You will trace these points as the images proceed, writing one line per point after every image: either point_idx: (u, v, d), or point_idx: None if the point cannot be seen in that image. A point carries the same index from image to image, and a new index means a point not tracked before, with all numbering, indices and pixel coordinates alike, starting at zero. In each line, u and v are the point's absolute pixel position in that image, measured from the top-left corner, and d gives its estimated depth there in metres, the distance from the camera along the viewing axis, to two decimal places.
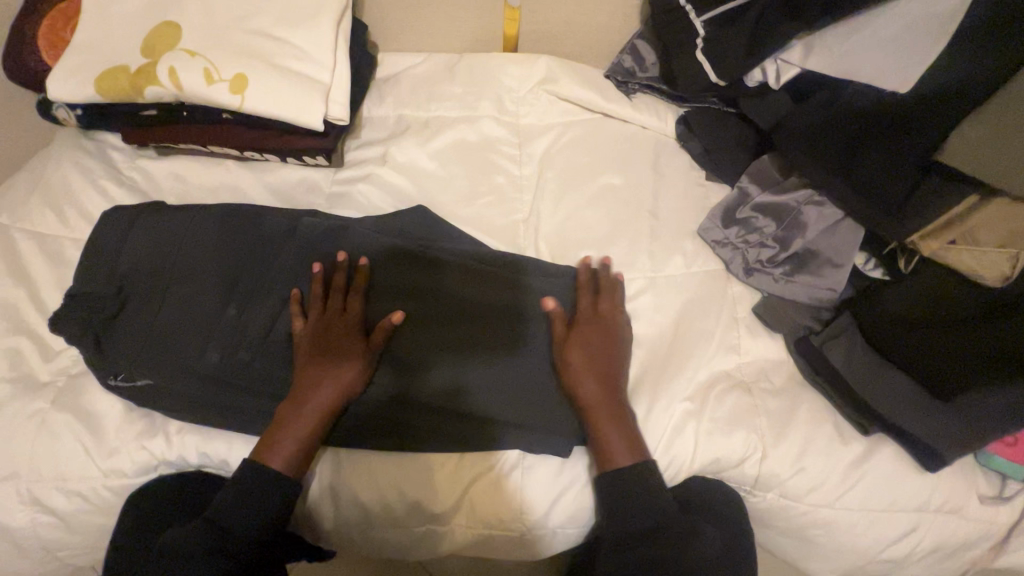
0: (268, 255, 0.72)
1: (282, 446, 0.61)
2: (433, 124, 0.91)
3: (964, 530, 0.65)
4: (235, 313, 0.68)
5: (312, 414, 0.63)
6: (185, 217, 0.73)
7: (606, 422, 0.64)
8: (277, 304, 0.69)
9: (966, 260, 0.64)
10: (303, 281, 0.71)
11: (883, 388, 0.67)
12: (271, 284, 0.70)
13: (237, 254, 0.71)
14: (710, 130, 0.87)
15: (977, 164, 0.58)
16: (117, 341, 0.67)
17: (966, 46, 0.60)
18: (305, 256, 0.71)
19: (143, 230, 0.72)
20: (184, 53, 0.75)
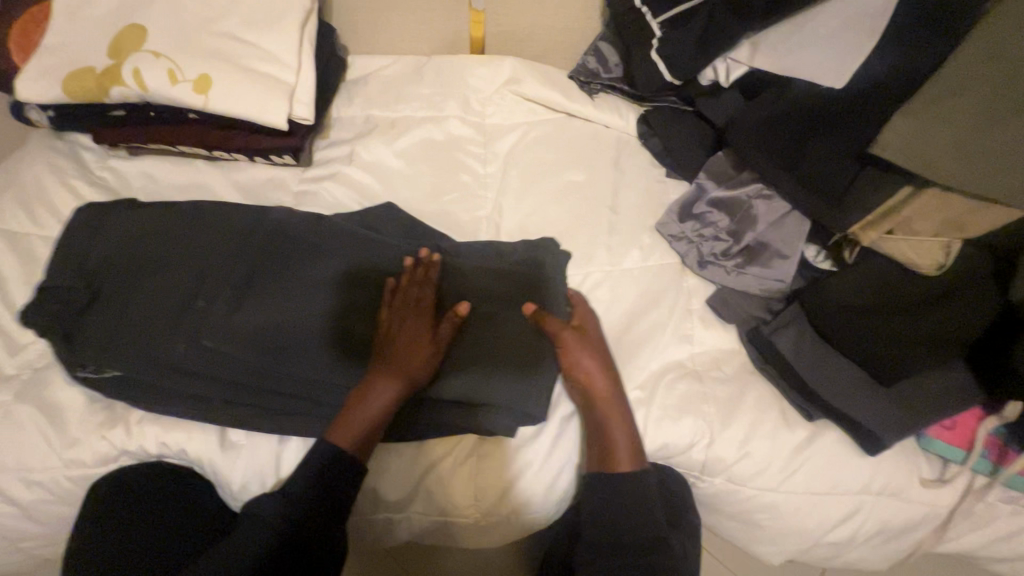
0: (242, 247, 0.71)
1: (344, 425, 0.61)
2: (400, 123, 0.93)
3: (904, 511, 0.67)
4: (207, 304, 0.67)
5: (377, 399, 0.62)
6: (161, 218, 0.74)
7: (617, 419, 0.65)
8: (281, 296, 0.68)
9: (904, 249, 0.66)
10: (349, 274, 0.70)
11: (828, 373, 0.68)
12: (279, 282, 0.69)
13: (210, 248, 0.71)
14: (669, 128, 0.89)
15: (908, 156, 0.60)
16: (82, 335, 0.67)
17: None
18: (348, 258, 0.71)
19: (115, 231, 0.73)
20: (149, 55, 0.77)
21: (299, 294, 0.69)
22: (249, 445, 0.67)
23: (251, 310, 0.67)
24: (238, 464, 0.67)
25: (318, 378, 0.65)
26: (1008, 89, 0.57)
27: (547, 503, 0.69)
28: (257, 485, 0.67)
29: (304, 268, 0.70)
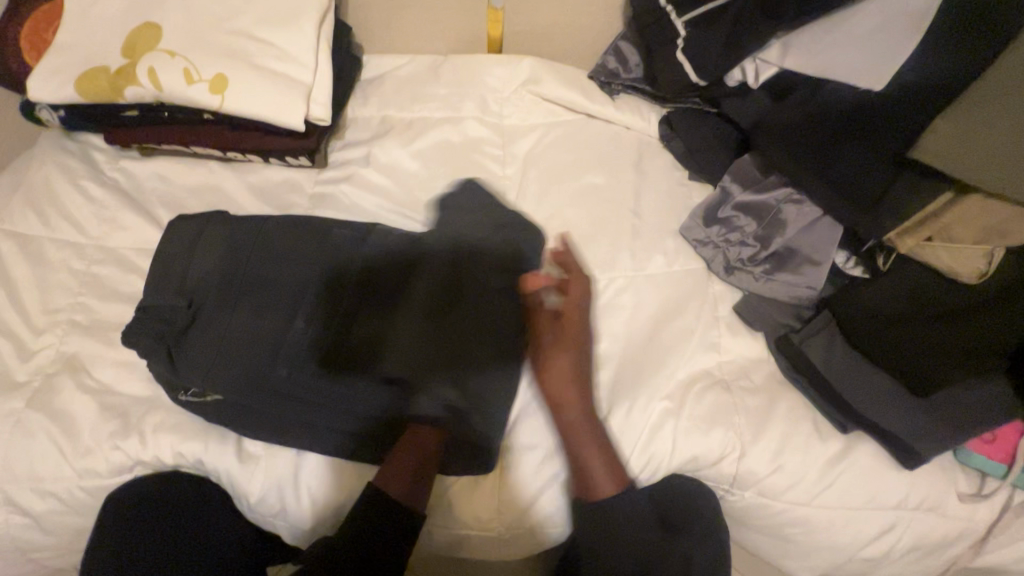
0: (320, 258, 0.70)
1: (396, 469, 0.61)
2: (417, 124, 0.91)
3: (941, 526, 0.65)
4: (303, 326, 0.66)
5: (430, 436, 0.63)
6: (242, 229, 0.72)
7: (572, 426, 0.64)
8: (318, 310, 0.67)
9: (942, 257, 0.64)
10: (345, 278, 0.68)
11: (857, 382, 0.67)
12: (315, 290, 0.68)
13: (300, 260, 0.70)
14: (692, 129, 0.87)
15: (951, 159, 0.58)
16: (189, 355, 0.65)
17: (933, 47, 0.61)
18: (395, 254, 0.70)
19: (186, 246, 0.71)
20: (163, 54, 0.75)
21: (352, 302, 0.67)
22: (268, 455, 0.66)
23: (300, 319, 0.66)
24: (255, 475, 0.65)
25: (364, 396, 0.64)
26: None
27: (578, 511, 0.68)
28: (274, 497, 0.66)
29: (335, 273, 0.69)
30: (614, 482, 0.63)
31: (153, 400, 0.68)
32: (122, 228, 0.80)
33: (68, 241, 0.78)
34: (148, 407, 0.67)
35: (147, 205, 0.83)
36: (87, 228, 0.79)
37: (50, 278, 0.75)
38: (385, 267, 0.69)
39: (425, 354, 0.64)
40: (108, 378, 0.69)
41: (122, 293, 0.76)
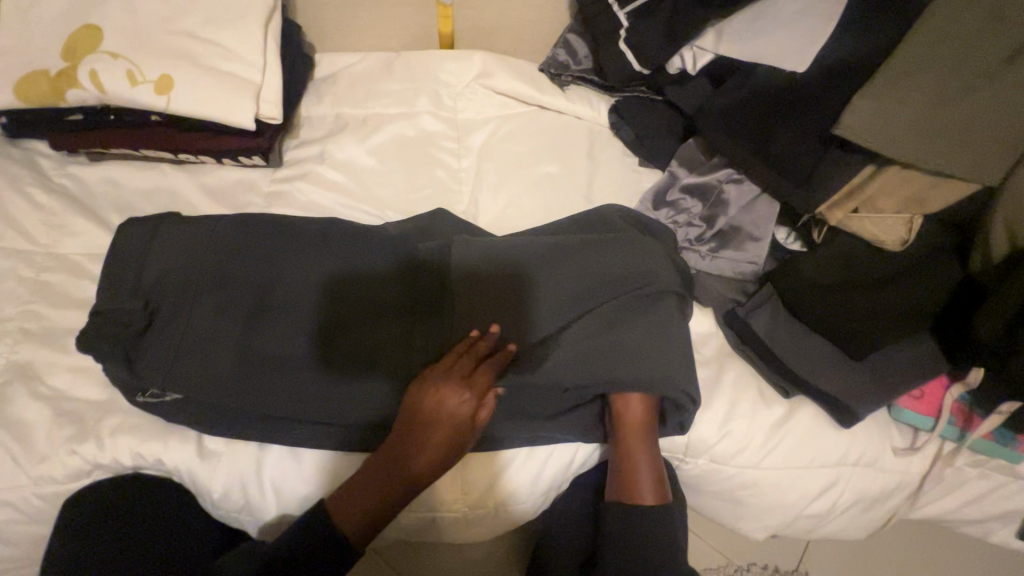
0: (283, 253, 0.71)
1: (354, 510, 0.60)
2: (371, 121, 0.92)
3: (879, 479, 0.70)
4: (264, 318, 0.67)
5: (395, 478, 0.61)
6: (196, 228, 0.72)
7: (643, 484, 0.66)
8: (300, 310, 0.68)
9: (868, 226, 0.68)
10: (336, 278, 0.70)
11: (800, 350, 0.70)
12: (286, 287, 0.69)
13: (262, 257, 0.70)
14: (639, 117, 0.90)
15: (870, 135, 0.61)
16: (145, 354, 0.65)
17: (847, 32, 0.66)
18: (369, 258, 0.71)
19: (137, 248, 0.70)
20: (106, 56, 0.75)
21: (353, 311, 0.68)
22: (229, 451, 0.66)
23: (278, 321, 0.67)
24: (218, 470, 0.65)
25: (336, 392, 0.65)
26: (977, 61, 0.59)
27: (541, 490, 0.70)
28: (239, 491, 0.66)
29: (335, 281, 0.69)
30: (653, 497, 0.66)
31: (111, 404, 0.67)
32: (72, 233, 0.79)
33: (15, 249, 0.77)
34: (105, 411, 0.67)
35: (98, 210, 0.82)
36: (34, 236, 0.78)
37: None
38: (372, 274, 0.70)
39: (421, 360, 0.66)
40: (62, 386, 0.68)
41: (74, 299, 0.75)
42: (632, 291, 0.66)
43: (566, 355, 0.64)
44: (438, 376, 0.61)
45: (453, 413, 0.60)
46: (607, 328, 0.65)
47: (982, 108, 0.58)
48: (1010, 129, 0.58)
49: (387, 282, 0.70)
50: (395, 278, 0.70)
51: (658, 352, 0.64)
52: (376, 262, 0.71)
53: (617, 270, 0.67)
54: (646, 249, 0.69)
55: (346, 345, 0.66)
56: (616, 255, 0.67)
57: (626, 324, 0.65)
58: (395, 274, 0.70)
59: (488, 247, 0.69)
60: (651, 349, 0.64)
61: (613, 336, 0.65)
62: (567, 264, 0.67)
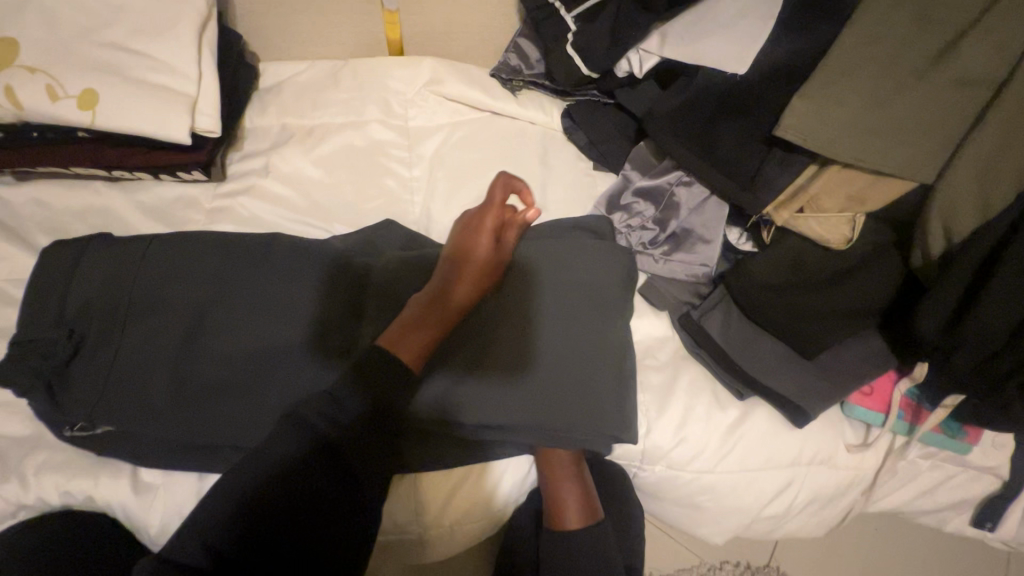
0: (234, 269, 0.68)
1: (413, 338, 0.60)
2: (318, 131, 0.90)
3: (834, 477, 0.70)
4: (216, 338, 0.64)
5: (463, 290, 0.62)
6: (128, 249, 0.68)
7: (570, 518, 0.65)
8: (263, 326, 0.65)
9: (814, 226, 0.68)
10: (324, 285, 0.68)
11: (752, 352, 0.70)
12: (247, 303, 0.66)
13: (211, 277, 0.67)
14: (591, 123, 0.89)
15: (810, 137, 0.61)
16: (75, 387, 0.62)
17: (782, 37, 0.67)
18: (333, 270, 0.69)
19: (64, 273, 0.66)
20: (23, 70, 0.71)
21: (323, 325, 0.66)
22: (166, 483, 0.63)
23: (241, 334, 0.65)
24: (154, 506, 0.62)
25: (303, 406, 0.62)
26: (910, 58, 0.59)
27: (495, 508, 0.69)
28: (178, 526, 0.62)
29: (282, 298, 0.67)
30: (580, 517, 0.65)
31: (36, 439, 0.64)
32: None
33: None
34: (30, 447, 0.63)
35: (25, 233, 0.78)
36: None
37: None
38: (360, 278, 0.70)
39: None
40: None
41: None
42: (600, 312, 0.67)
43: (548, 361, 0.63)
44: (467, 222, 0.65)
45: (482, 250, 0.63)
46: (578, 341, 0.65)
47: (914, 106, 0.59)
48: (943, 125, 0.58)
49: (378, 286, 0.69)
50: (382, 283, 0.69)
51: (608, 383, 0.64)
52: (360, 271, 0.70)
53: (588, 288, 0.67)
54: (618, 271, 0.70)
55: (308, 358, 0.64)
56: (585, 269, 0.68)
57: (591, 342, 0.65)
58: (358, 286, 0.69)
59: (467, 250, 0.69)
60: (611, 373, 0.64)
61: (588, 352, 0.64)
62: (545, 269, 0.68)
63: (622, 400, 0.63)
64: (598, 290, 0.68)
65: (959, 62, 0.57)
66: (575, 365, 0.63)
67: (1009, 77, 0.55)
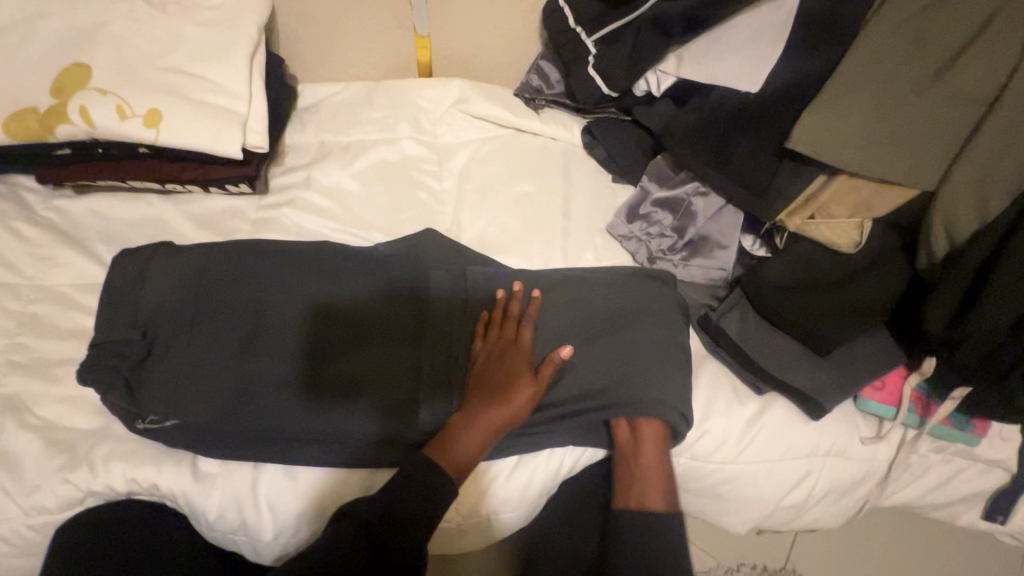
0: (263, 285, 0.72)
1: (457, 453, 0.65)
2: (354, 147, 0.96)
3: (850, 468, 0.74)
4: (246, 355, 0.69)
5: (498, 416, 0.66)
6: (190, 257, 0.73)
7: (652, 486, 0.67)
8: (280, 350, 0.69)
9: (825, 231, 0.73)
10: (316, 311, 0.72)
11: (769, 350, 0.75)
12: (271, 320, 0.71)
13: (246, 294, 0.71)
14: (610, 138, 0.94)
15: (821, 147, 0.67)
16: (148, 386, 0.66)
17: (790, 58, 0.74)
18: (332, 294, 0.73)
19: (134, 280, 0.71)
20: (95, 92, 0.78)
21: (320, 348, 0.70)
22: (224, 473, 0.67)
23: (263, 354, 0.69)
24: (213, 493, 0.66)
25: (311, 425, 0.67)
26: (909, 75, 0.64)
27: (526, 501, 0.73)
28: (234, 512, 0.67)
29: (332, 305, 0.72)
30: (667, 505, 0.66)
31: (103, 431, 0.68)
32: (58, 264, 0.80)
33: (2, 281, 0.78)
34: (97, 439, 0.68)
35: (85, 241, 0.83)
36: (21, 268, 0.79)
37: None
38: (352, 308, 0.72)
39: (396, 387, 0.69)
40: (52, 415, 0.69)
41: (64, 330, 0.76)
42: (641, 318, 0.74)
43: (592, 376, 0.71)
44: (485, 346, 0.70)
45: (514, 380, 0.68)
46: (622, 345, 0.72)
47: (916, 118, 0.64)
48: (941, 137, 0.64)
49: (363, 314, 0.72)
50: (371, 313, 0.72)
51: (656, 376, 0.70)
52: (365, 292, 0.74)
53: (626, 301, 0.76)
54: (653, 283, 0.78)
55: (325, 372, 0.69)
56: (625, 293, 0.76)
57: (634, 341, 0.72)
58: (351, 311, 0.72)
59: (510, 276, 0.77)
60: (662, 368, 0.71)
61: (633, 354, 0.72)
62: (580, 294, 0.76)
63: (673, 386, 0.70)
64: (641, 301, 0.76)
65: (953, 80, 0.62)
66: (624, 370, 0.71)
67: (999, 93, 0.61)
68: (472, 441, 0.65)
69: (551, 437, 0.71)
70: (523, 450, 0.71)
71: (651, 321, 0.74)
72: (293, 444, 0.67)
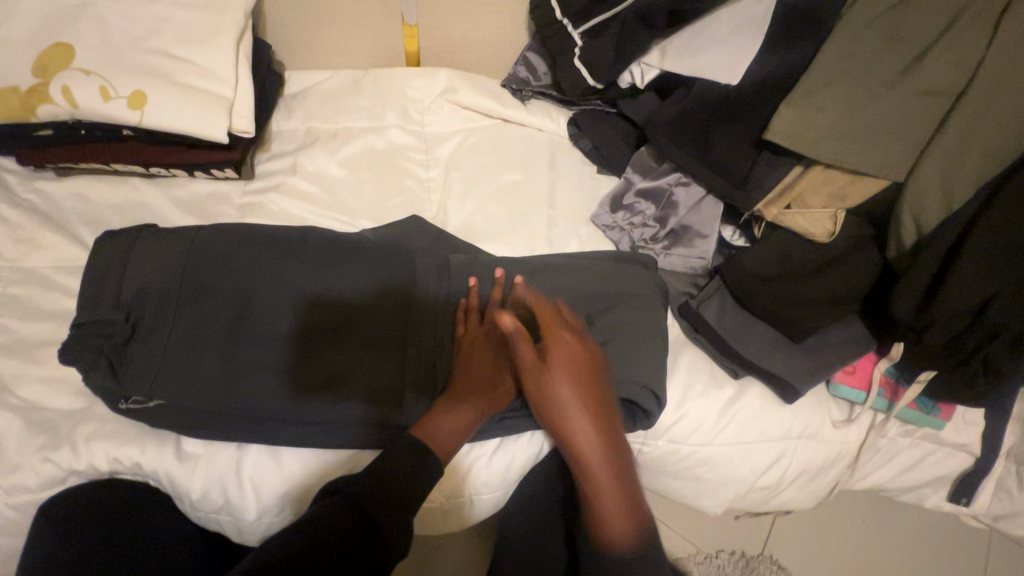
0: (247, 270, 0.72)
1: (444, 438, 0.66)
2: (341, 134, 0.96)
3: (822, 450, 0.77)
4: (231, 338, 0.69)
5: (481, 402, 0.68)
6: (173, 238, 0.73)
7: (582, 431, 0.63)
8: (265, 335, 0.70)
9: (800, 221, 0.75)
10: (304, 298, 0.72)
11: (746, 335, 0.77)
12: (256, 305, 0.71)
13: (233, 277, 0.72)
14: (596, 130, 0.96)
15: (796, 139, 0.69)
16: (131, 367, 0.66)
17: (769, 53, 0.76)
18: (321, 281, 0.73)
19: (118, 258, 0.71)
20: (78, 72, 0.77)
21: (308, 335, 0.71)
22: (208, 454, 0.68)
23: (248, 338, 0.69)
24: (196, 473, 0.67)
25: (295, 412, 0.67)
26: (881, 72, 0.67)
27: (507, 482, 0.75)
28: (217, 493, 0.67)
29: (315, 291, 0.72)
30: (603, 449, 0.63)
31: (85, 412, 0.68)
32: (39, 246, 0.79)
33: None
34: (80, 419, 0.68)
35: (67, 224, 0.83)
36: (1, 249, 0.78)
37: None
38: (339, 298, 0.73)
39: (381, 377, 0.70)
40: (33, 396, 0.69)
41: (46, 311, 0.75)
42: (622, 306, 0.76)
43: None
44: (468, 334, 0.71)
45: (499, 367, 0.69)
46: (604, 330, 0.74)
47: (889, 113, 0.66)
48: (911, 130, 0.66)
49: (350, 303, 0.73)
50: (358, 303, 0.73)
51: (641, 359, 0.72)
52: (347, 281, 0.74)
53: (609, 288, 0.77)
54: (638, 273, 0.80)
55: (313, 360, 0.70)
56: (607, 281, 0.78)
57: (617, 327, 0.74)
58: (337, 302, 0.72)
59: (494, 264, 0.79)
60: (639, 353, 0.72)
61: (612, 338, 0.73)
62: (561, 281, 0.77)
63: (650, 370, 0.71)
64: (625, 289, 0.77)
65: (922, 76, 0.65)
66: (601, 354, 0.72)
67: (966, 88, 0.63)
68: (457, 426, 0.66)
69: (532, 423, 0.72)
70: (505, 433, 0.73)
71: (632, 308, 0.76)
72: (277, 429, 0.68)
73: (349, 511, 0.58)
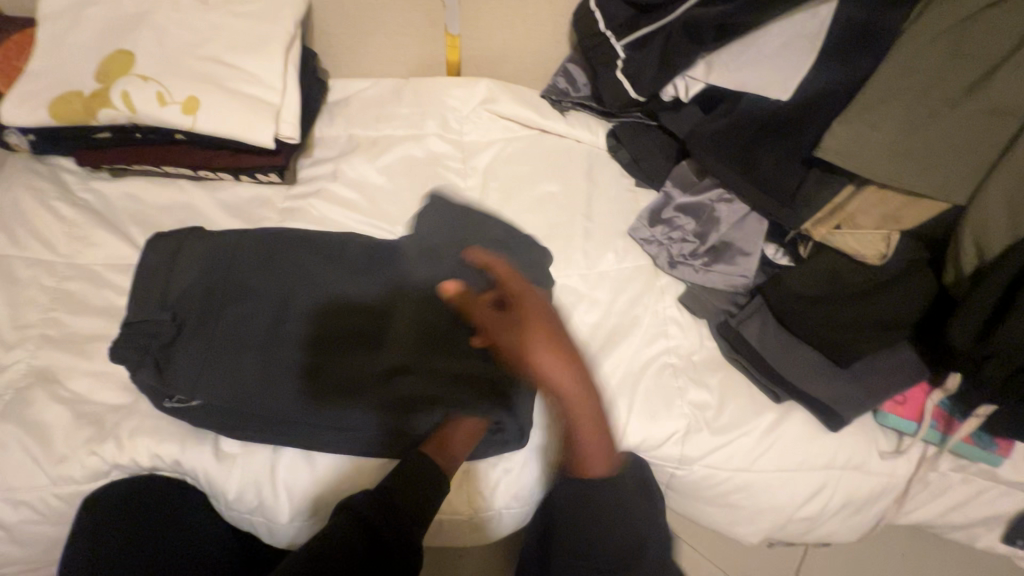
0: (292, 274, 0.74)
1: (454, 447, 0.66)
2: (381, 142, 0.97)
3: (867, 482, 0.73)
4: (270, 340, 0.70)
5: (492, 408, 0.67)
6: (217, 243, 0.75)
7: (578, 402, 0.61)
8: (302, 338, 0.71)
9: (852, 243, 0.72)
10: (340, 303, 0.73)
11: (790, 357, 0.74)
12: (295, 309, 0.72)
13: (277, 281, 0.73)
14: (636, 142, 0.95)
15: (849, 155, 0.67)
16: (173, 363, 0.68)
17: (823, 67, 0.73)
18: (359, 288, 0.75)
19: (166, 259, 0.73)
20: (137, 78, 0.80)
21: (343, 340, 0.71)
22: (244, 454, 0.68)
23: (286, 341, 0.70)
24: (232, 473, 0.68)
25: (327, 416, 0.67)
26: (942, 91, 0.64)
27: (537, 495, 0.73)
28: (252, 493, 0.68)
29: (350, 297, 0.74)
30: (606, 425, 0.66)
31: (130, 407, 0.70)
32: (92, 244, 0.82)
33: (38, 258, 0.80)
34: (125, 414, 0.70)
35: (118, 223, 0.85)
36: (58, 245, 0.82)
37: (19, 294, 0.76)
38: (375, 305, 0.74)
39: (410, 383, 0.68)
40: (81, 388, 0.71)
41: (96, 307, 0.78)
42: None
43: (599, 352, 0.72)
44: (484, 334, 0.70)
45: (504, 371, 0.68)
46: None
47: (949, 133, 0.64)
48: (973, 152, 0.64)
49: (386, 310, 0.73)
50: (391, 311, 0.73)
51: None
52: (383, 289, 0.75)
53: None
54: None
55: (345, 365, 0.70)
56: None
57: None
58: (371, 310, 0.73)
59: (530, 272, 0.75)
60: None
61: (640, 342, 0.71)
62: None
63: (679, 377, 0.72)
64: None
65: (988, 94, 0.62)
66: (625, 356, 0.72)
67: None
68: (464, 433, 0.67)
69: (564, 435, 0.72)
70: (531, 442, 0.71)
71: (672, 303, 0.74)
72: (307, 433, 0.68)
73: (361, 527, 0.59)
